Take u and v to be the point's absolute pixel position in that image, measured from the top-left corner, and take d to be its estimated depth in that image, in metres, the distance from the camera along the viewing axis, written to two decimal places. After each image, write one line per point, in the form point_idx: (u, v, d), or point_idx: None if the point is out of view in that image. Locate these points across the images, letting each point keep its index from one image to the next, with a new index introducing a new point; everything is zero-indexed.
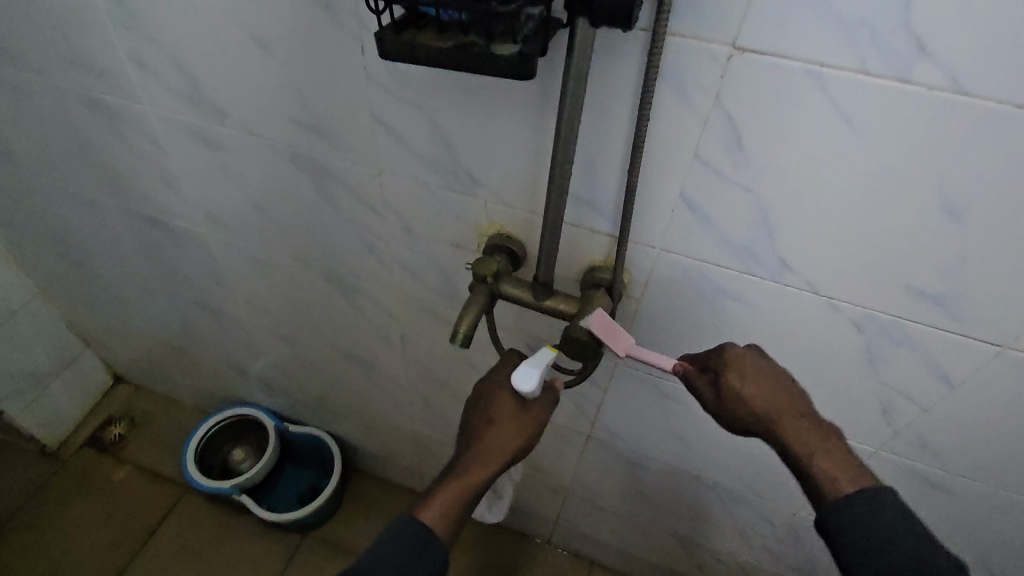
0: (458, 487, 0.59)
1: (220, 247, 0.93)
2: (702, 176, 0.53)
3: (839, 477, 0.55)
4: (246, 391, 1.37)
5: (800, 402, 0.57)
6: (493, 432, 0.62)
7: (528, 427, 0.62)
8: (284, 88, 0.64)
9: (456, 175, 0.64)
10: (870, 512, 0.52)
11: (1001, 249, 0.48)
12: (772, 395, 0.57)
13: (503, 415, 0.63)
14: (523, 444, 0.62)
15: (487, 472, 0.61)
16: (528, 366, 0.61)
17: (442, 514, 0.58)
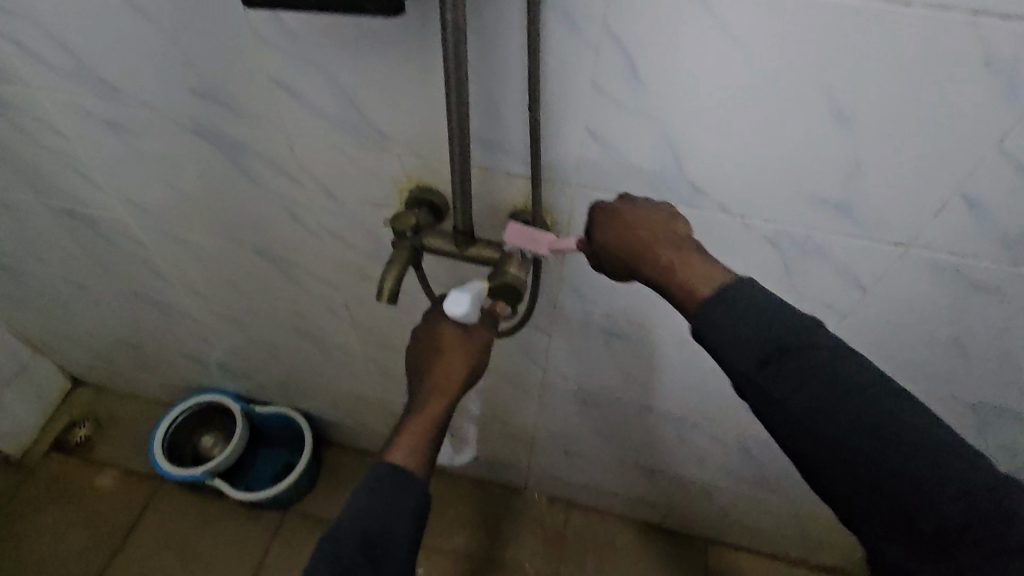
0: (424, 421, 0.60)
1: (146, 233, 0.90)
2: (603, 105, 0.52)
3: (698, 279, 0.50)
4: (207, 379, 1.36)
5: (659, 227, 0.55)
6: (444, 361, 0.63)
7: (478, 347, 0.64)
8: (172, 55, 0.60)
9: (365, 131, 0.62)
10: (731, 306, 0.47)
11: (891, 148, 0.49)
12: (632, 226, 0.56)
13: (450, 344, 0.64)
14: (477, 364, 0.64)
15: (446, 399, 0.62)
16: (459, 292, 0.63)
17: (412, 449, 0.59)
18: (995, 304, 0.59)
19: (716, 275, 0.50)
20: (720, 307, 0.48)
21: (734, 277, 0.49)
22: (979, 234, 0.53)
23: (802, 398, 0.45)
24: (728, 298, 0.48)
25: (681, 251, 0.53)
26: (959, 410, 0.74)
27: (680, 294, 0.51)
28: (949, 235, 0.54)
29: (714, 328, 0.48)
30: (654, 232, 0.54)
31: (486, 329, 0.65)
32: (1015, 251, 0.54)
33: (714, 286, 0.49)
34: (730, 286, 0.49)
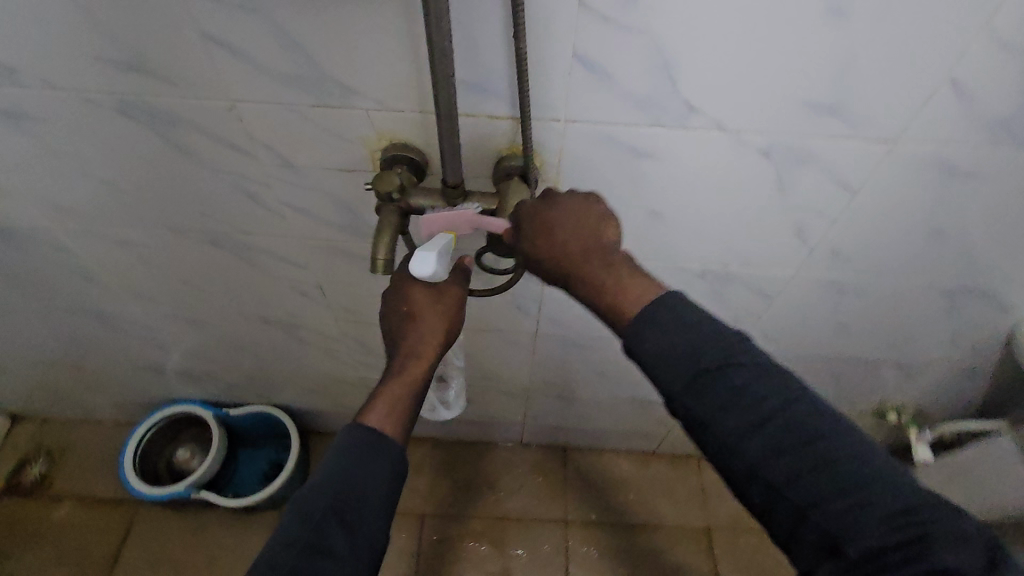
0: (401, 385, 0.59)
1: (74, 240, 0.79)
2: (592, 26, 0.49)
3: (626, 294, 0.51)
4: (169, 390, 1.26)
5: (587, 237, 0.53)
6: (419, 323, 0.61)
7: (454, 311, 0.63)
8: (77, 21, 0.51)
9: (325, 87, 0.55)
10: (659, 326, 0.48)
11: (884, 42, 0.49)
12: (558, 235, 0.53)
13: (424, 306, 0.62)
14: (450, 329, 0.63)
15: (422, 364, 0.61)
16: (426, 249, 0.56)
17: (387, 414, 0.57)
18: (972, 188, 0.62)
19: (648, 289, 0.51)
20: (646, 326, 0.48)
21: (663, 292, 0.50)
22: (964, 120, 0.54)
23: (735, 422, 0.44)
24: (654, 317, 0.48)
25: (610, 262, 0.53)
26: (934, 294, 0.79)
27: (602, 306, 0.52)
28: (935, 125, 0.55)
29: (646, 343, 0.48)
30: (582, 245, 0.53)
31: (457, 288, 0.63)
32: (995, 134, 0.55)
33: (640, 304, 0.50)
34: (660, 301, 0.49)
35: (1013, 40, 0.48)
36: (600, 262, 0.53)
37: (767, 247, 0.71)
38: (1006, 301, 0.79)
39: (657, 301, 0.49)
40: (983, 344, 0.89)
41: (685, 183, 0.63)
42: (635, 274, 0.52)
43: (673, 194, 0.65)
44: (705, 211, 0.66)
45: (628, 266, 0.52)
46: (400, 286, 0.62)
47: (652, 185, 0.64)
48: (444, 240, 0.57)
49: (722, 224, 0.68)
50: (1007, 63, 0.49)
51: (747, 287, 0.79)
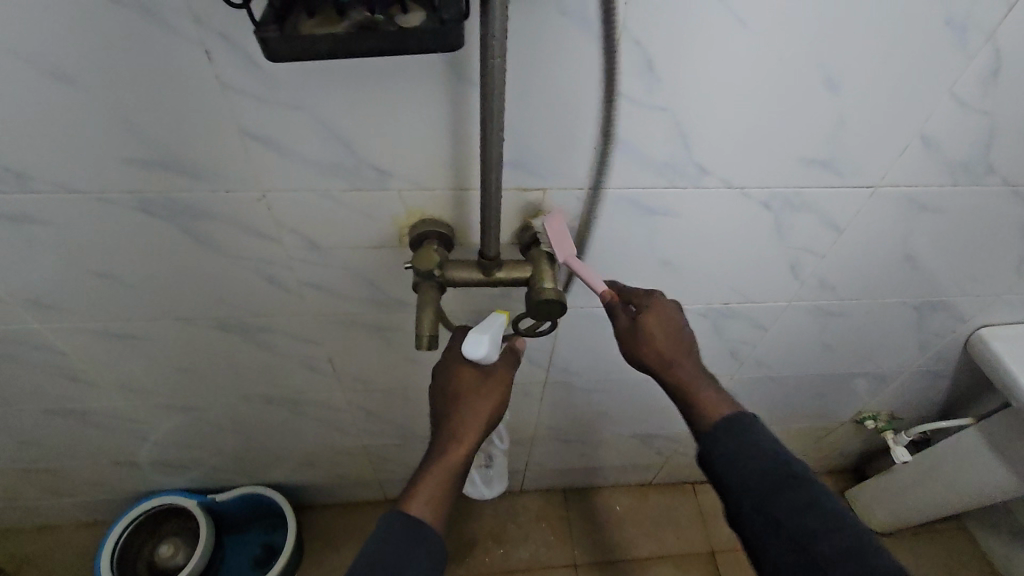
0: (443, 472, 0.57)
1: (63, 336, 0.74)
2: (620, 106, 0.53)
3: (709, 404, 0.60)
4: (145, 482, 1.16)
5: (687, 339, 0.63)
6: (464, 405, 0.61)
7: (497, 393, 0.62)
8: (108, 123, 0.50)
9: (360, 172, 0.56)
10: (740, 432, 0.57)
11: (870, 107, 0.56)
12: (652, 334, 0.62)
13: (470, 386, 0.61)
14: (495, 412, 0.62)
15: (464, 448, 0.59)
16: (478, 333, 0.60)
17: (430, 502, 0.56)
18: (939, 220, 0.70)
19: (723, 405, 0.60)
20: (727, 440, 0.57)
21: (738, 412, 0.59)
22: (933, 165, 0.62)
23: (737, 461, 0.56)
24: (737, 432, 0.57)
25: (688, 371, 0.62)
26: (905, 311, 0.87)
27: (696, 412, 0.61)
28: (909, 171, 0.63)
29: (723, 459, 0.56)
30: (673, 346, 0.62)
31: (506, 368, 0.64)
32: (957, 175, 0.64)
33: (732, 412, 0.59)
34: (737, 418, 0.59)
35: (970, 101, 0.56)
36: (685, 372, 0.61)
37: (765, 281, 0.77)
38: (966, 312, 0.89)
39: (749, 419, 0.59)
40: (947, 350, 0.98)
41: (695, 232, 0.68)
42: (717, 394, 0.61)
43: (684, 243, 0.69)
44: (712, 255, 0.71)
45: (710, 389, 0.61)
46: (450, 365, 0.63)
47: (664, 238, 0.68)
48: (495, 326, 0.61)
49: (725, 266, 0.74)
50: (965, 119, 0.58)
51: (744, 320, 0.85)
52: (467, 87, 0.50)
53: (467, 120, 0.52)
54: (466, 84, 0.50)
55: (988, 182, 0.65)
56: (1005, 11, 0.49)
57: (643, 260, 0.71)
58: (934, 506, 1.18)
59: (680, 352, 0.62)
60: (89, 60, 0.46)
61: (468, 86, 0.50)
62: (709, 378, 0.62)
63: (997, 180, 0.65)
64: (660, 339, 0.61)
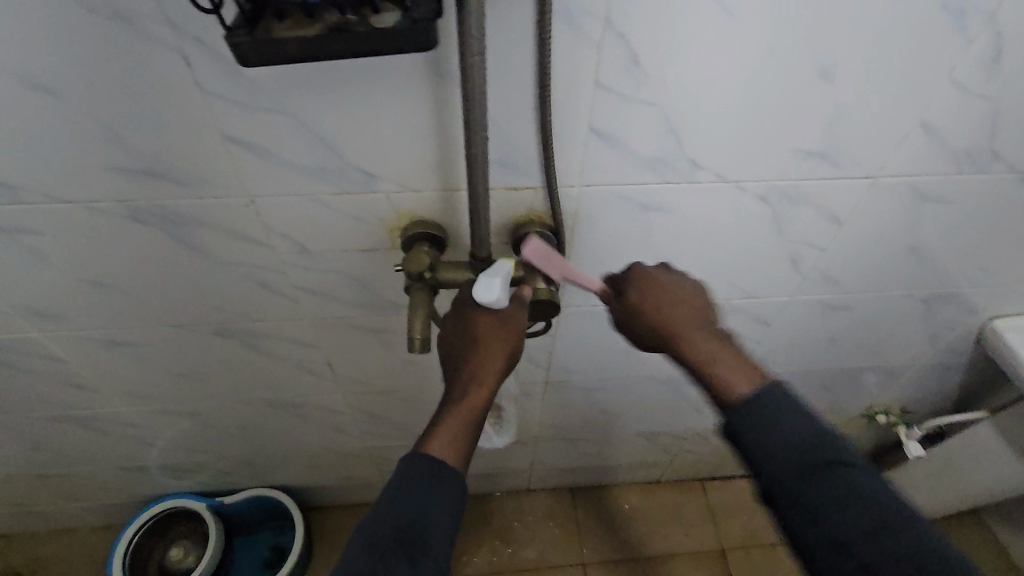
0: (462, 416, 0.56)
1: (63, 344, 0.75)
2: (608, 102, 0.52)
3: (732, 375, 0.53)
4: (154, 486, 1.18)
5: (694, 307, 0.59)
6: (482, 349, 0.57)
7: (517, 337, 0.58)
8: (93, 133, 0.50)
9: (346, 175, 0.56)
10: (762, 401, 0.51)
11: (867, 94, 0.54)
12: (658, 304, 0.58)
13: (488, 330, 0.57)
14: (513, 356, 0.59)
15: (483, 391, 0.57)
16: (488, 276, 0.55)
17: (450, 444, 0.54)
18: (944, 210, 0.68)
19: (751, 374, 0.53)
20: (753, 410, 0.51)
21: (769, 380, 0.53)
22: (935, 154, 0.61)
23: (752, 438, 0.50)
24: (763, 402, 0.51)
25: (706, 343, 0.56)
26: (913, 304, 0.85)
27: (713, 386, 0.54)
28: (910, 160, 0.61)
29: (744, 423, 0.51)
30: (687, 318, 0.58)
31: (522, 314, 0.58)
32: (961, 162, 0.62)
33: (752, 383, 0.52)
34: (765, 388, 0.52)
35: (972, 86, 0.54)
36: (698, 342, 0.56)
37: (766, 276, 0.75)
38: (975, 303, 0.86)
39: (772, 385, 0.52)
40: (958, 343, 0.96)
41: (690, 227, 0.66)
42: (748, 362, 0.54)
43: (680, 239, 0.68)
44: (710, 250, 0.70)
45: (739, 360, 0.55)
46: (461, 312, 0.59)
47: (660, 234, 0.67)
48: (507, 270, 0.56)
49: (724, 262, 0.72)
50: (966, 104, 0.56)
51: (746, 316, 0.83)
52: (449, 87, 0.49)
53: (450, 119, 0.52)
54: (447, 83, 0.49)
55: (994, 170, 0.63)
56: None
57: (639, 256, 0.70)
58: (949, 501, 1.15)
59: (685, 318, 0.58)
60: (70, 70, 0.46)
61: (450, 85, 0.49)
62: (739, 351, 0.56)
63: (1002, 168, 0.63)
64: (665, 305, 0.58)
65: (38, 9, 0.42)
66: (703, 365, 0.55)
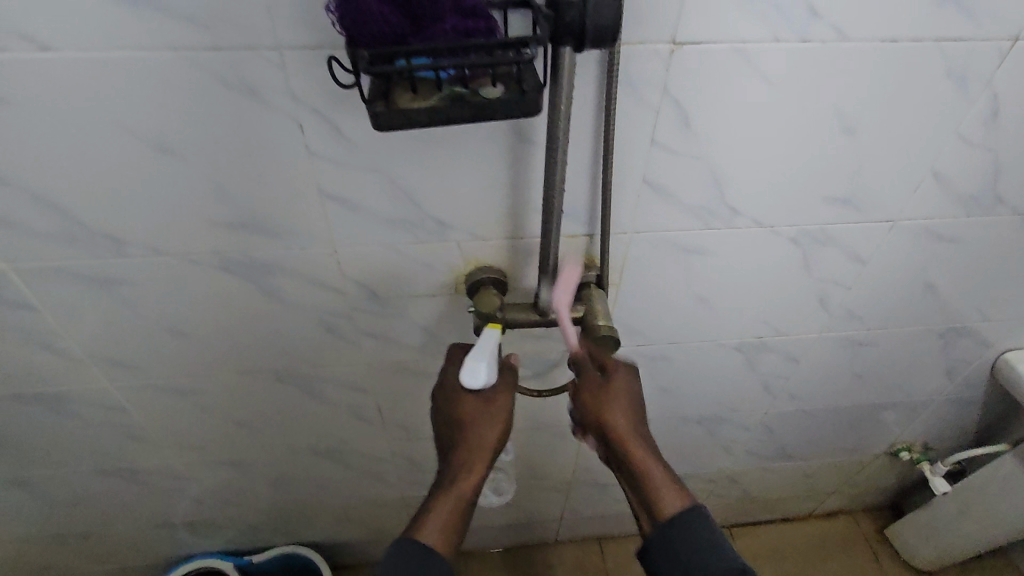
0: (451, 504, 0.59)
1: (128, 391, 0.77)
2: (660, 157, 0.59)
3: (663, 501, 0.61)
4: (182, 545, 1.16)
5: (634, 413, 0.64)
6: (469, 434, 0.61)
7: (503, 415, 0.62)
8: (203, 192, 0.56)
9: (423, 226, 0.62)
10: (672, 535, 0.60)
11: (885, 147, 0.61)
12: (608, 410, 0.63)
13: (474, 415, 0.62)
14: (502, 437, 0.62)
15: (474, 479, 0.61)
16: (474, 359, 0.59)
17: (441, 531, 0.58)
18: (955, 249, 0.75)
19: (677, 497, 0.62)
20: (665, 537, 0.60)
21: (688, 506, 0.61)
22: (945, 199, 0.68)
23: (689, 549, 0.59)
24: (681, 529, 0.60)
25: (626, 421, 0.63)
26: (931, 339, 0.90)
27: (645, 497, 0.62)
28: (925, 205, 0.68)
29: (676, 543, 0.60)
30: (626, 421, 0.63)
31: (508, 391, 0.63)
32: (969, 206, 0.69)
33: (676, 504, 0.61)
34: (689, 514, 0.60)
35: (975, 139, 0.62)
36: (622, 420, 0.62)
37: (796, 314, 0.81)
38: (988, 338, 0.92)
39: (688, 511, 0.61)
40: (974, 377, 1.01)
41: (727, 269, 0.72)
42: (667, 476, 0.62)
43: (719, 279, 0.74)
44: (745, 290, 0.76)
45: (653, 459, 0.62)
46: (451, 395, 0.63)
47: (700, 275, 0.72)
48: (489, 347, 0.60)
49: (757, 301, 0.78)
50: (971, 155, 0.63)
51: (777, 353, 0.88)
52: (526, 148, 0.56)
53: (523, 175, 0.58)
54: (525, 144, 0.55)
55: (997, 212, 0.70)
56: (998, 62, 0.55)
57: (680, 296, 0.75)
58: (977, 539, 1.17)
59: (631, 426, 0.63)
60: (194, 137, 0.52)
61: (527, 146, 0.56)
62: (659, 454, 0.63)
63: (1005, 211, 0.70)
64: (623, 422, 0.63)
65: (177, 86, 0.48)
66: (619, 438, 0.62)
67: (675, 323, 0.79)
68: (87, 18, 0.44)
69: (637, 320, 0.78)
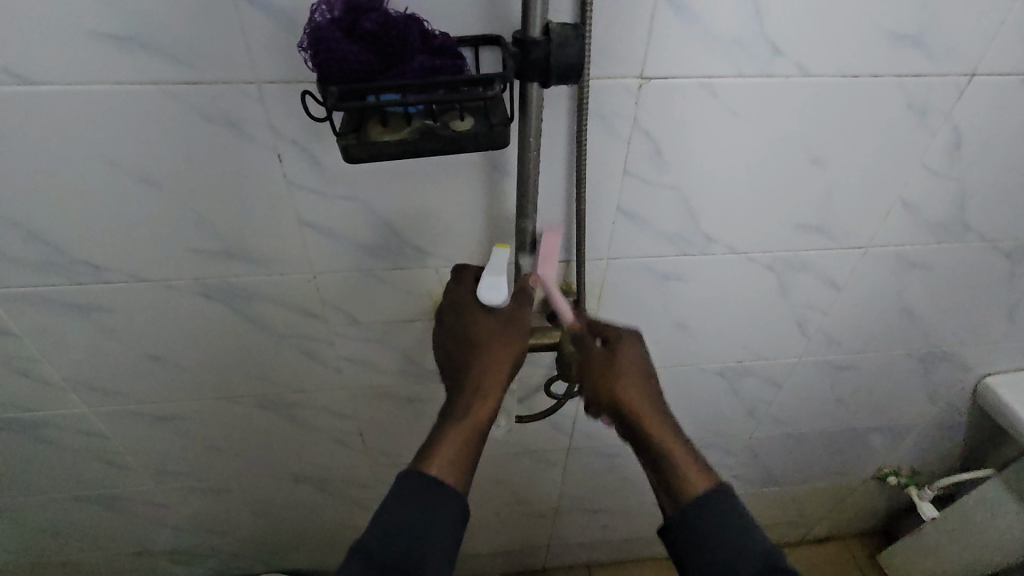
0: (464, 431, 0.54)
1: (107, 417, 0.77)
2: (633, 185, 0.60)
3: (685, 478, 0.57)
4: (161, 574, 1.13)
5: (648, 384, 0.60)
6: (482, 355, 0.56)
7: (521, 332, 0.57)
8: (183, 219, 0.56)
9: (402, 253, 0.62)
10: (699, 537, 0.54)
11: (853, 176, 0.63)
12: (620, 384, 0.59)
13: (488, 335, 0.56)
14: (517, 356, 0.57)
15: (488, 404, 0.55)
16: (492, 276, 0.56)
17: (453, 461, 0.53)
18: (928, 275, 0.76)
19: (702, 478, 0.57)
20: (689, 518, 0.55)
21: (713, 485, 0.56)
22: (915, 225, 0.69)
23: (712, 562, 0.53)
24: (707, 516, 0.55)
25: (639, 392, 0.60)
26: (911, 363, 0.91)
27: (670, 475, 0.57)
28: (896, 232, 0.70)
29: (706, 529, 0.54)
30: (638, 389, 0.60)
31: (525, 309, 0.58)
32: (939, 233, 0.70)
33: (701, 485, 0.56)
34: (714, 495, 0.56)
35: (940, 169, 0.64)
36: (636, 395, 0.59)
37: (775, 338, 0.82)
38: (968, 361, 0.93)
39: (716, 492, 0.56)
40: (956, 400, 1.01)
41: (704, 294, 0.73)
42: (687, 449, 0.58)
43: (697, 304, 0.74)
44: (723, 315, 0.76)
45: (671, 434, 0.59)
46: (462, 315, 0.58)
47: (678, 300, 0.73)
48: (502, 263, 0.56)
49: (736, 326, 0.79)
50: (938, 184, 0.65)
51: (758, 377, 0.88)
52: (502, 178, 0.57)
53: (500, 203, 0.59)
54: (501, 173, 0.57)
55: (967, 239, 0.72)
56: (958, 95, 0.57)
57: (659, 321, 0.76)
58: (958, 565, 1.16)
59: (646, 392, 0.60)
60: (175, 168, 0.53)
61: (502, 175, 0.57)
62: (676, 427, 0.60)
63: (975, 238, 0.72)
64: (633, 393, 0.59)
65: (157, 120, 0.49)
66: (631, 411, 0.59)
67: (656, 347, 0.80)
68: (69, 53, 0.45)
69: None
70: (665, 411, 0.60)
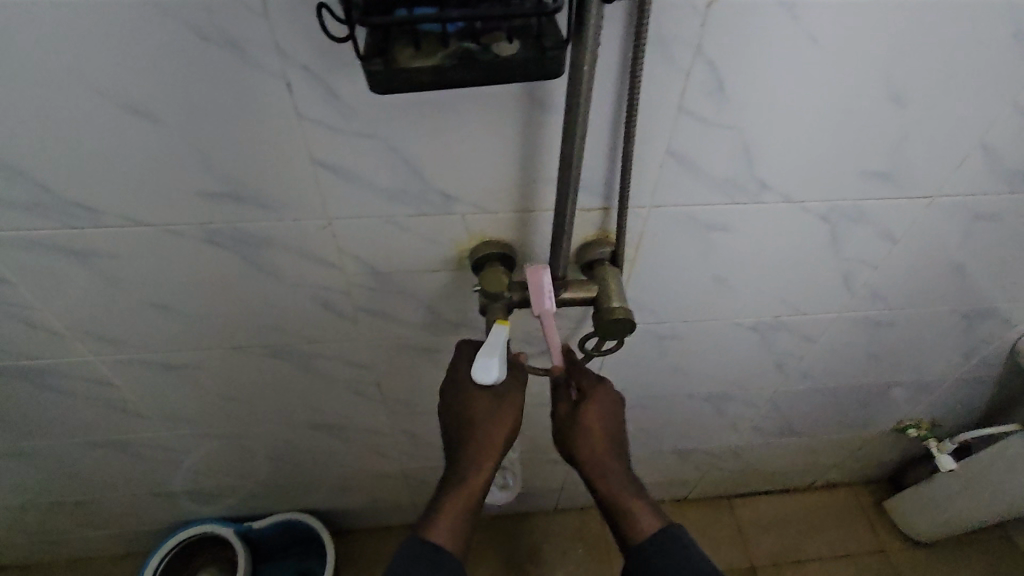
0: (460, 501, 0.59)
1: (114, 366, 0.74)
2: (687, 125, 0.53)
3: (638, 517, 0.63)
4: (180, 512, 1.15)
5: (615, 435, 0.66)
6: (480, 431, 0.61)
7: (514, 411, 0.62)
8: (183, 158, 0.50)
9: (426, 198, 0.57)
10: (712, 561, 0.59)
11: (934, 117, 0.56)
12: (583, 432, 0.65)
13: (485, 413, 0.61)
14: (510, 433, 0.61)
15: (482, 478, 0.60)
16: (486, 357, 0.57)
17: (451, 528, 0.58)
18: (993, 228, 0.70)
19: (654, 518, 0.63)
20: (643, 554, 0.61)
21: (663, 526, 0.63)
22: (990, 174, 0.62)
23: None
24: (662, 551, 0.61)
25: (603, 441, 0.65)
26: (954, 319, 0.87)
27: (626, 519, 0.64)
28: (969, 180, 0.63)
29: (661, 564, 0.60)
30: (602, 440, 0.65)
31: (518, 390, 0.62)
32: (1015, 182, 0.64)
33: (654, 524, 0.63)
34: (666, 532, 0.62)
35: None
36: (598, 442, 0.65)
37: (817, 292, 0.77)
38: (1014, 317, 0.88)
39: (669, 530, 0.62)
40: (992, 356, 0.97)
41: (749, 246, 0.68)
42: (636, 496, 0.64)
43: (740, 257, 0.69)
44: (765, 268, 0.71)
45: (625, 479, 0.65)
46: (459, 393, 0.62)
47: (720, 252, 0.68)
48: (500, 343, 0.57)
49: (778, 280, 0.73)
50: None
51: (792, 333, 0.84)
52: (542, 113, 0.50)
53: (537, 144, 0.52)
54: (540, 109, 0.50)
55: None
56: None
57: (698, 274, 0.71)
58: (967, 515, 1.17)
59: (609, 435, 0.66)
60: (172, 99, 0.46)
61: (542, 111, 0.50)
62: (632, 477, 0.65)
63: None
64: (599, 436, 0.65)
65: (147, 38, 0.42)
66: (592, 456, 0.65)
67: (691, 301, 0.75)
68: None
69: (652, 296, 0.73)
70: (624, 452, 0.66)
